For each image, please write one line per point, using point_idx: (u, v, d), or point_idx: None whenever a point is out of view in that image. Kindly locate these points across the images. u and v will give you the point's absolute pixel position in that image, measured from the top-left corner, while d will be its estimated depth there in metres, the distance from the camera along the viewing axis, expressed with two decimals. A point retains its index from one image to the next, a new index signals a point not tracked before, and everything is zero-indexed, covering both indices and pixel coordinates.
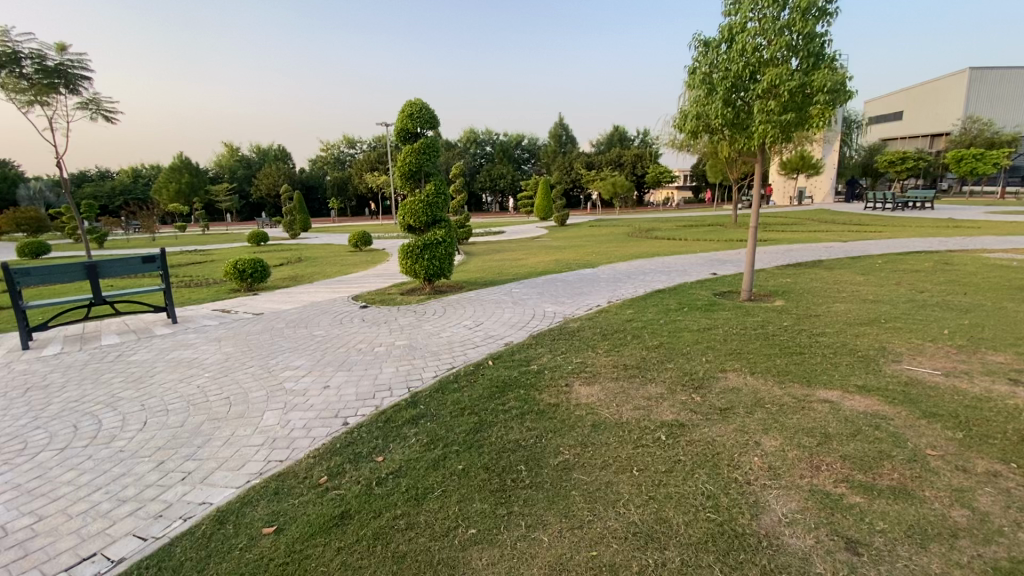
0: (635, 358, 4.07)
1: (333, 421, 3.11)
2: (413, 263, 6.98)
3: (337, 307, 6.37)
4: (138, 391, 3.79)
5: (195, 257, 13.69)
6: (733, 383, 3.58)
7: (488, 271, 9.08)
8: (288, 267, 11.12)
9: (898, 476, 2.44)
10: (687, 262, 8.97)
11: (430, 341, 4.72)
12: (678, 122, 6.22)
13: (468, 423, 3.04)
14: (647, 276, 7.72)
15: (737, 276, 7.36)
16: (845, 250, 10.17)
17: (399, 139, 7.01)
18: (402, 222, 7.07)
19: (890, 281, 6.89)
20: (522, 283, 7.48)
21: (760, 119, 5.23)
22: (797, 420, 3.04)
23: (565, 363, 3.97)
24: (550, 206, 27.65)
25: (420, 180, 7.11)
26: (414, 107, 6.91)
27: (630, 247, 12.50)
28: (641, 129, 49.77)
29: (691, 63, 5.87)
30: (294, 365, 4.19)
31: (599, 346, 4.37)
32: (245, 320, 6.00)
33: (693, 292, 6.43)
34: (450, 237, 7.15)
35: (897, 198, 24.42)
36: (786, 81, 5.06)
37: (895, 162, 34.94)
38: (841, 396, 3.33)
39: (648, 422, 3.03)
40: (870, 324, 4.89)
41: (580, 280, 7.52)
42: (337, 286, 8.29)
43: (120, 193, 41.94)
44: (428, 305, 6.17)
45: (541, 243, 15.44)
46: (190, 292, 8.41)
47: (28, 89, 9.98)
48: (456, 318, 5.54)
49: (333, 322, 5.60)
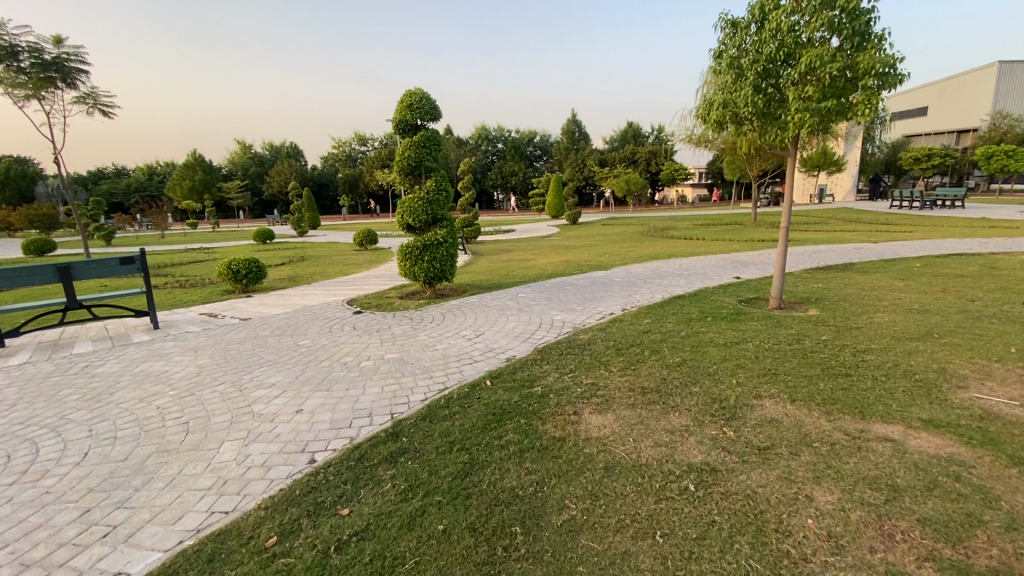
0: (654, 379, 3.54)
1: (298, 458, 2.64)
2: (411, 265, 6.52)
3: (329, 313, 5.92)
4: (90, 412, 3.35)
5: (197, 256, 13.38)
6: (771, 413, 3.04)
7: (494, 273, 8.58)
8: (289, 267, 10.76)
9: (998, 553, 1.90)
10: (707, 264, 8.39)
11: (424, 354, 4.25)
12: (701, 112, 5.65)
13: (456, 463, 2.55)
14: (665, 279, 7.16)
15: (763, 281, 6.78)
16: (878, 252, 9.51)
17: (397, 131, 6.51)
18: (400, 221, 6.61)
19: (935, 288, 6.25)
20: (529, 286, 6.97)
21: (796, 107, 4.64)
22: (854, 466, 2.50)
23: (574, 385, 3.46)
24: (562, 204, 27.03)
25: (420, 176, 6.62)
26: (413, 97, 6.41)
27: (646, 247, 11.93)
28: (656, 125, 48.81)
29: (716, 47, 5.31)
30: (268, 383, 3.72)
31: (613, 363, 3.85)
32: (230, 326, 5.56)
33: (716, 298, 5.88)
34: (452, 237, 6.67)
35: (925, 196, 23.37)
36: (828, 63, 4.48)
37: (921, 159, 33.71)
38: (904, 434, 2.78)
39: (671, 466, 2.51)
40: (922, 340, 4.30)
41: (592, 284, 7.00)
42: (335, 288, 7.84)
43: (135, 190, 42.19)
44: (427, 312, 5.70)
45: (551, 242, 14.88)
46: (184, 293, 8.04)
47: (27, 84, 9.68)
48: (455, 326, 5.06)
49: (322, 330, 5.14)
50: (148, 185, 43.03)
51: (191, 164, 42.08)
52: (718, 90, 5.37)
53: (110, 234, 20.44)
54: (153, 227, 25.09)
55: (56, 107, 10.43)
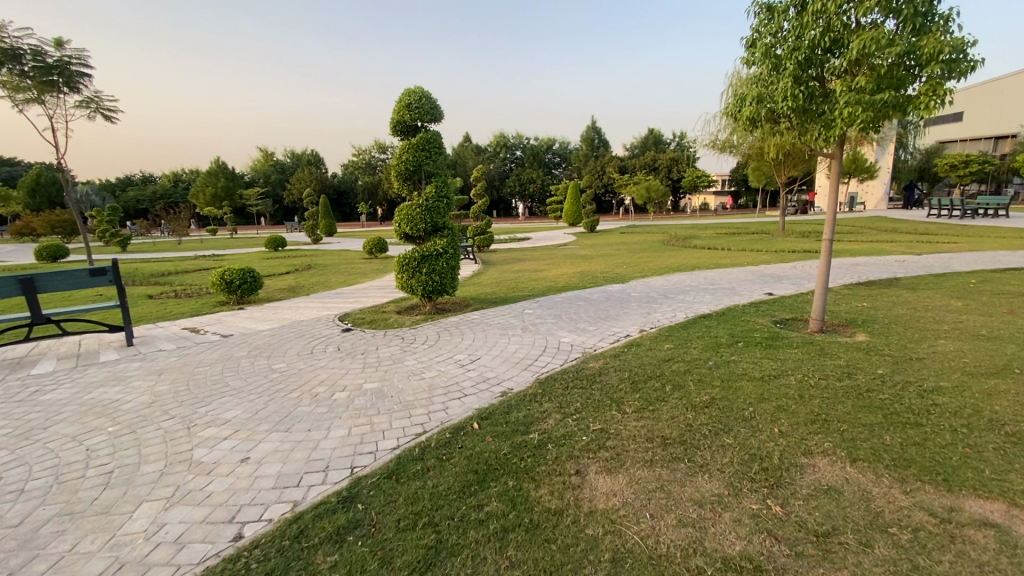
0: (677, 425, 2.91)
1: (221, 531, 2.10)
2: (408, 278, 5.96)
3: (316, 329, 5.41)
4: (10, 455, 2.87)
5: (205, 263, 13.16)
6: (827, 480, 2.38)
7: (502, 286, 8.00)
8: (293, 276, 10.37)
9: None
10: (734, 278, 7.69)
11: (408, 383, 3.68)
12: (730, 110, 5.00)
13: (417, 547, 1.97)
14: (688, 295, 6.48)
15: (798, 299, 6.08)
16: (924, 265, 8.67)
17: (394, 133, 6.00)
18: (397, 230, 6.08)
19: (1001, 309, 5.46)
20: (538, 302, 6.37)
21: (845, 99, 3.99)
22: (951, 568, 1.83)
23: (579, 430, 2.85)
24: (579, 211, 26.35)
25: (419, 182, 6.09)
26: (412, 96, 5.91)
27: (667, 257, 11.24)
28: (678, 132, 47.78)
29: (750, 35, 4.69)
30: (221, 419, 3.20)
31: (628, 402, 3.23)
32: (207, 344, 5.09)
33: (747, 319, 5.21)
34: (453, 247, 6.13)
35: (965, 205, 22.08)
36: (885, 48, 3.82)
37: (957, 166, 32.13)
38: (1009, 516, 2.10)
39: (700, 561, 1.88)
40: (1002, 376, 3.57)
41: (608, 300, 6.36)
42: (332, 301, 7.36)
43: (159, 197, 42.94)
44: (421, 330, 5.14)
45: (567, 251, 14.27)
46: (176, 304, 7.66)
47: (30, 87, 9.58)
48: (449, 349, 4.48)
49: (302, 351, 4.61)
50: (172, 192, 43.86)
51: (214, 171, 42.63)
52: (751, 84, 4.73)
53: (127, 240, 20.56)
54: (173, 233, 25.27)
55: (60, 110, 10.33)
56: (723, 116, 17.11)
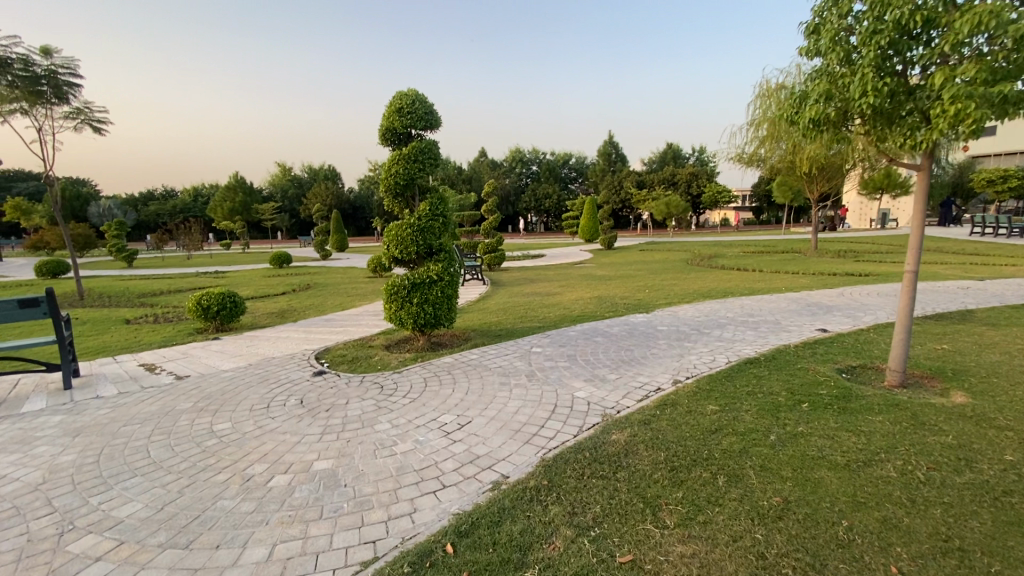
0: (743, 558, 1.98)
1: None
2: (398, 308, 5.12)
3: (285, 371, 4.58)
4: None
5: (203, 281, 12.59)
6: None
7: (509, 314, 7.10)
8: (287, 298, 9.66)
9: None
10: (776, 308, 6.70)
11: (372, 462, 2.80)
12: (785, 111, 4.09)
13: None
14: (726, 332, 5.49)
15: (861, 340, 5.07)
16: (996, 293, 7.52)
17: (384, 142, 5.21)
18: (386, 252, 5.26)
19: None
20: (549, 337, 5.45)
21: (950, 93, 3.05)
22: None
23: (599, 566, 1.93)
24: (596, 228, 25.37)
25: (411, 198, 5.28)
26: (404, 99, 5.13)
27: (693, 279, 10.25)
28: (697, 147, 46.82)
29: (810, 19, 3.81)
30: (108, 523, 2.35)
31: (667, 508, 2.30)
32: (154, 389, 4.29)
33: (806, 367, 4.25)
34: (450, 272, 5.27)
35: (1012, 224, 20.42)
36: (1006, 24, 2.88)
37: (996, 181, 30.35)
38: None
39: None
40: None
41: (632, 336, 5.42)
42: (318, 330, 6.56)
43: (178, 210, 43.25)
44: (407, 375, 4.26)
45: (583, 271, 13.31)
46: (150, 331, 6.94)
47: (19, 98, 8.99)
48: (435, 404, 3.59)
49: (258, 404, 3.78)
50: (191, 206, 44.17)
51: (230, 185, 42.70)
52: (813, 79, 3.83)
53: (135, 255, 20.26)
54: (183, 249, 25.01)
55: (51, 123, 9.78)
56: (750, 128, 16.12)
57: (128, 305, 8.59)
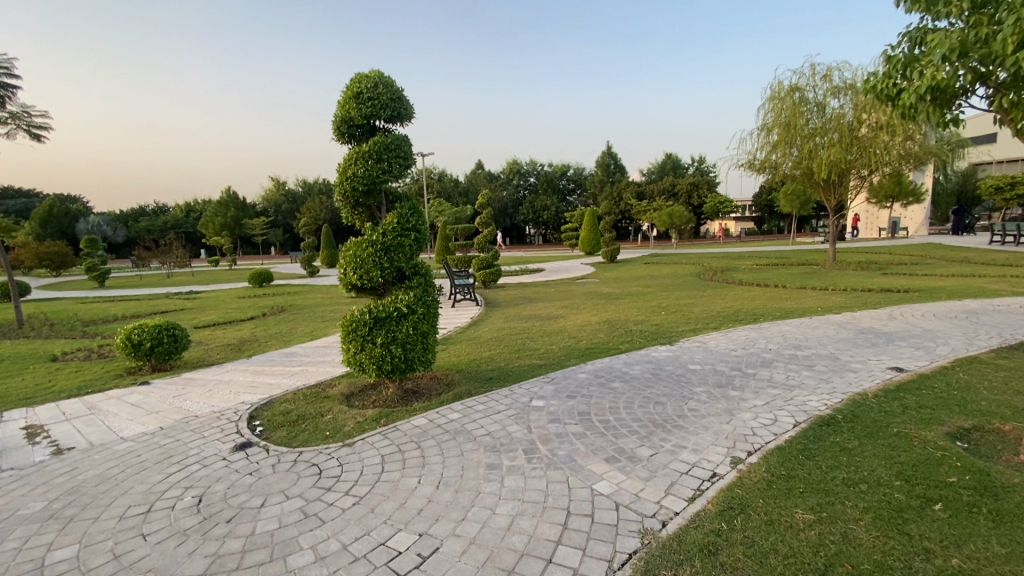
0: None
1: None
2: (357, 350, 3.97)
3: (201, 440, 3.40)
4: None
5: (167, 305, 11.41)
6: None
7: (503, 346, 5.92)
8: (253, 326, 8.47)
9: None
10: (825, 337, 5.56)
11: None
12: (884, 81, 2.96)
13: None
14: (777, 374, 4.32)
15: (954, 386, 3.94)
16: None
17: (340, 137, 4.12)
18: (343, 277, 4.13)
19: None
20: (553, 382, 4.28)
21: None
22: None
23: None
24: (598, 240, 24.27)
25: (375, 207, 4.18)
26: (363, 83, 4.03)
27: (712, 297, 9.13)
28: (697, 157, 46.10)
29: None
30: None
31: None
32: (12, 473, 3.11)
33: (905, 433, 3.11)
34: (425, 303, 4.14)
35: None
36: None
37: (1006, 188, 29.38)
38: None
39: None
40: None
41: (659, 379, 4.26)
42: (271, 369, 5.38)
43: (170, 226, 42.23)
44: (360, 451, 3.09)
45: (587, 287, 12.18)
46: (71, 372, 5.75)
47: None
48: (389, 510, 2.42)
49: (137, 505, 2.60)
50: (182, 222, 43.11)
51: (221, 201, 41.58)
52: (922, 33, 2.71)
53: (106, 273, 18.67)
54: (165, 266, 23.72)
55: None
56: (761, 132, 14.98)
57: (64, 339, 7.42)
